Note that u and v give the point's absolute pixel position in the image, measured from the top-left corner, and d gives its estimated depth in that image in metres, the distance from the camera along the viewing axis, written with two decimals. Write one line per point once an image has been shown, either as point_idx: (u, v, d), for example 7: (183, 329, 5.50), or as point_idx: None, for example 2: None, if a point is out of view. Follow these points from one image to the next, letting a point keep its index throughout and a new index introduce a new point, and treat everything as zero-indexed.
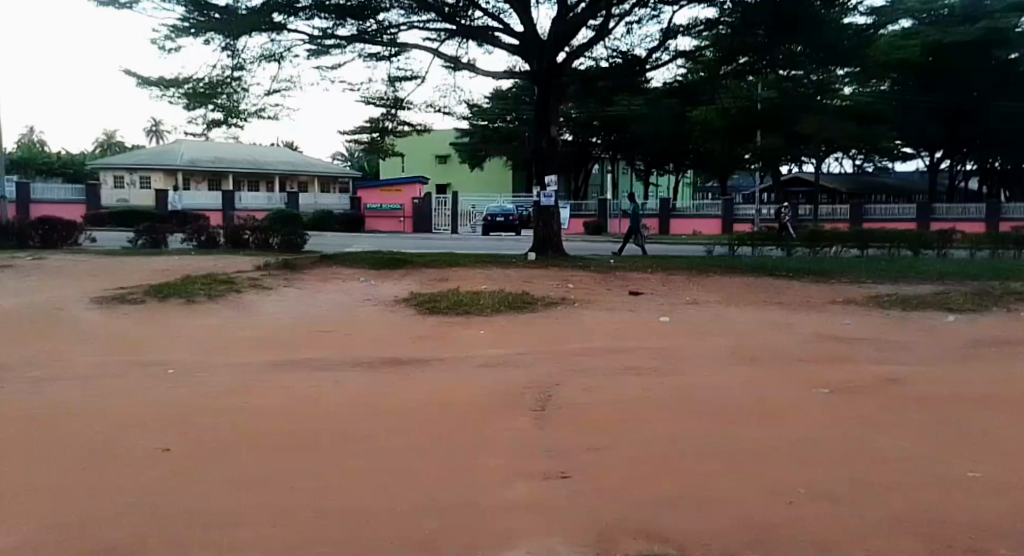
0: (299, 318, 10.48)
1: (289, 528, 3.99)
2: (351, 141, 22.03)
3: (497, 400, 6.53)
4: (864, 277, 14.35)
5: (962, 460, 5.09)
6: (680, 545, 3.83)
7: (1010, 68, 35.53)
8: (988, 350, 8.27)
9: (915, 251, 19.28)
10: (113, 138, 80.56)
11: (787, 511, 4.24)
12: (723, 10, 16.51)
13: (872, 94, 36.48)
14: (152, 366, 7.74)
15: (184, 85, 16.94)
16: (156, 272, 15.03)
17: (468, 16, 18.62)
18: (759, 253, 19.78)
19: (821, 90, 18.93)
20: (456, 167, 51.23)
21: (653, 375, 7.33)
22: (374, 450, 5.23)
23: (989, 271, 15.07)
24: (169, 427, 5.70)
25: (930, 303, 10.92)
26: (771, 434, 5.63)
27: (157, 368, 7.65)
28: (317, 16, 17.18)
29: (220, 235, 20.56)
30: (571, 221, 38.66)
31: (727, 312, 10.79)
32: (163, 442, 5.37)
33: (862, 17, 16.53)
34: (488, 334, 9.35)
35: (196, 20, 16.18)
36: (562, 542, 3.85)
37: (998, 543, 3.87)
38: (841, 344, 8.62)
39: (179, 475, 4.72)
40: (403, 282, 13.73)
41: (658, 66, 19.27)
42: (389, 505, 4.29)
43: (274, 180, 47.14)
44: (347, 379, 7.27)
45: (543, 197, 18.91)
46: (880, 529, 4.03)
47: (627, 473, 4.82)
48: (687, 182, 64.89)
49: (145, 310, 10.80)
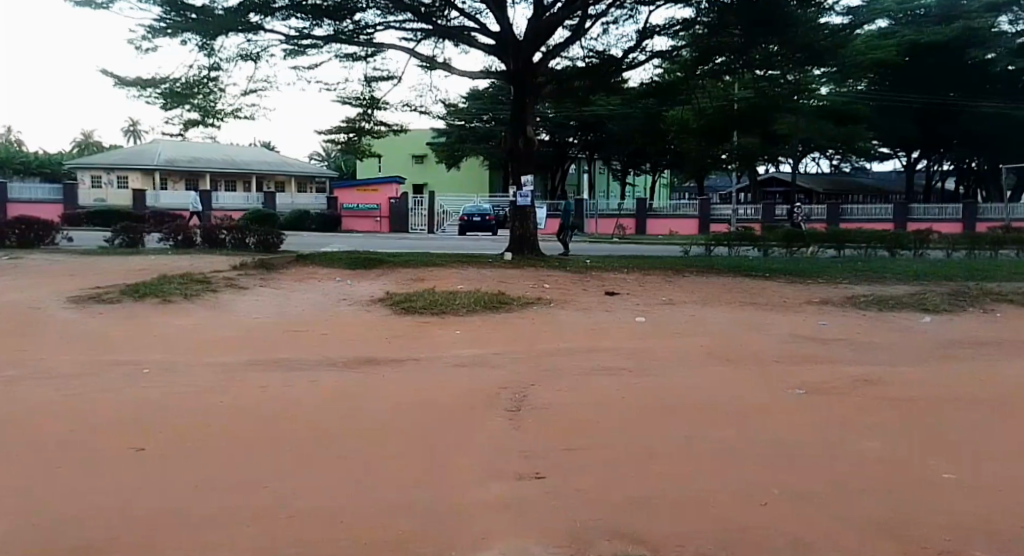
0: (275, 318, 10.26)
1: (262, 528, 3.84)
2: (327, 141, 21.74)
3: (470, 400, 6.43)
4: (841, 277, 14.50)
5: (934, 460, 5.09)
6: (655, 546, 3.75)
7: (985, 68, 36.12)
8: (963, 350, 8.32)
9: (891, 251, 19.48)
10: (91, 138, 79.37)
11: (764, 512, 4.18)
12: (699, 10, 16.63)
13: (848, 94, 37.03)
14: (125, 366, 7.51)
15: (161, 85, 16.59)
16: (132, 272, 14.64)
17: (444, 16, 18.44)
18: (735, 253, 19.84)
19: (797, 90, 19.02)
20: (434, 166, 51.04)
21: (628, 376, 7.27)
22: (346, 450, 5.07)
23: (963, 271, 15.32)
24: (140, 426, 5.50)
25: (906, 303, 11.00)
26: (742, 434, 5.58)
27: (130, 368, 7.41)
28: (294, 16, 16.90)
29: (197, 235, 20.19)
30: (548, 221, 38.66)
31: (703, 312, 10.80)
32: (136, 441, 5.18)
33: (839, 17, 16.59)
34: (463, 334, 9.24)
35: (173, 20, 15.85)
36: (538, 542, 3.75)
37: (971, 543, 3.84)
38: (815, 345, 8.64)
39: (151, 475, 4.54)
40: (379, 283, 13.55)
41: (634, 66, 19.22)
42: (362, 506, 4.15)
43: (251, 179, 46.53)
44: (323, 379, 7.09)
45: (518, 197, 18.79)
46: (855, 530, 3.98)
47: (602, 474, 4.72)
48: (664, 182, 65.04)
49: (118, 310, 10.51)
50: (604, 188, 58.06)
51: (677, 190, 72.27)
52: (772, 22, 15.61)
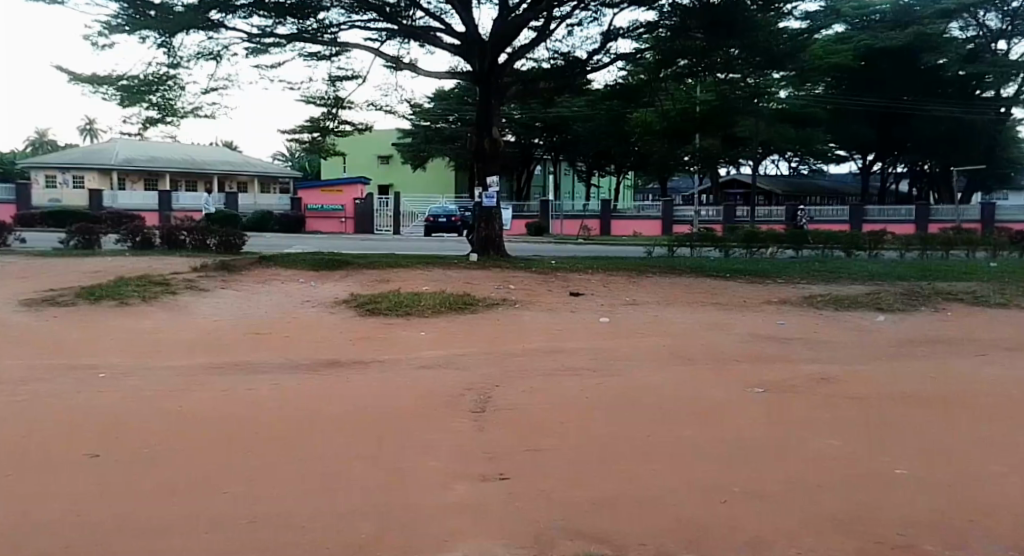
0: (238, 320, 10.15)
1: (220, 533, 3.78)
2: (291, 141, 21.46)
3: (433, 401, 6.41)
4: (799, 277, 14.73)
5: (888, 457, 5.19)
6: (617, 546, 3.76)
7: (938, 72, 37.13)
8: (918, 350, 8.45)
9: (847, 252, 19.86)
10: (45, 138, 77.52)
11: (724, 511, 4.22)
12: (662, 13, 16.83)
13: (806, 98, 38.02)
14: (81, 370, 7.34)
15: (118, 82, 16.25)
16: (88, 273, 14.32)
17: (409, 16, 18.36)
18: (696, 253, 20.05)
19: (757, 94, 19.25)
20: (398, 167, 50.82)
21: (592, 376, 7.32)
22: (310, 455, 4.99)
23: (916, 271, 15.67)
24: (95, 432, 5.41)
25: (861, 303, 11.17)
26: (701, 433, 5.63)
27: (84, 373, 7.23)
28: (256, 14, 16.66)
29: (156, 236, 19.84)
30: (513, 222, 38.79)
31: (666, 313, 10.92)
32: (91, 448, 5.05)
33: (797, 22, 17.05)
34: (428, 335, 9.23)
35: (130, 17, 15.49)
36: (500, 543, 3.75)
37: (924, 539, 3.92)
38: (774, 344, 8.73)
39: (103, 481, 4.45)
40: (343, 284, 13.48)
41: (598, 68, 19.33)
42: (326, 510, 4.10)
43: (212, 179, 45.74)
44: (285, 382, 7.02)
45: (484, 198, 18.74)
46: (811, 527, 4.04)
47: (568, 475, 4.73)
48: (628, 184, 65.64)
49: (72, 314, 10.30)
50: (569, 189, 58.41)
51: (641, 191, 73.09)
52: (734, 26, 15.88)
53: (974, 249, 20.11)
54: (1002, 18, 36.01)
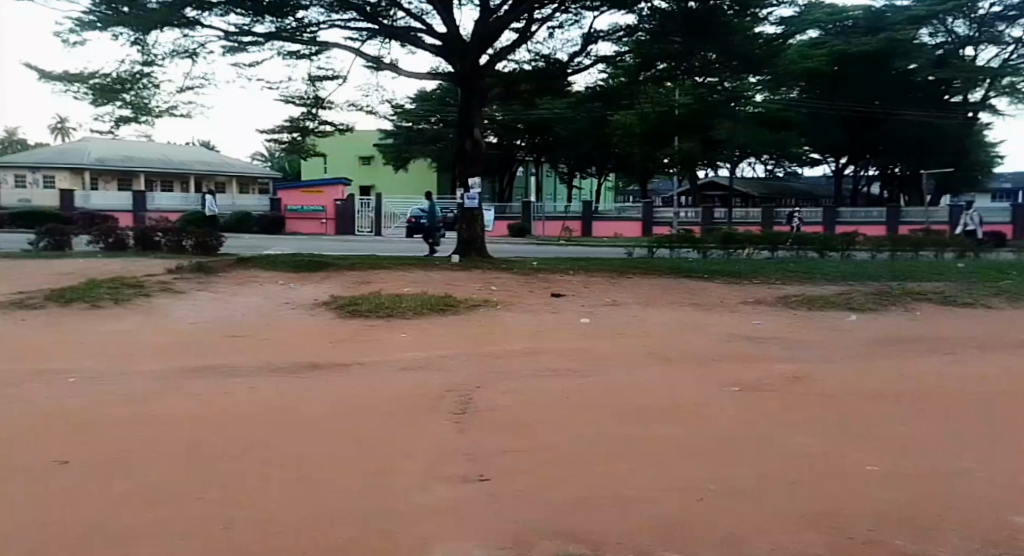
0: (216, 323, 10.13)
1: (195, 539, 3.82)
2: (270, 141, 21.36)
3: (413, 403, 6.48)
4: (773, 277, 14.99)
5: (859, 453, 5.34)
6: (594, 546, 3.85)
7: (908, 78, 37.70)
8: (888, 349, 8.63)
9: (820, 253, 20.20)
10: (14, 136, 76.40)
11: (701, 507, 4.34)
12: (641, 16, 16.92)
13: (782, 102, 38.88)
14: (50, 375, 7.31)
15: (89, 80, 16.14)
16: (59, 276, 14.19)
17: (389, 16, 18.41)
18: (676, 255, 20.27)
19: (734, 98, 19.44)
20: (380, 167, 50.80)
21: (572, 376, 7.44)
22: (289, 459, 5.04)
23: (885, 271, 16.04)
24: (65, 438, 5.40)
25: (834, 303, 11.37)
26: (679, 432, 5.75)
27: (54, 378, 7.19)
28: (232, 11, 16.61)
29: (129, 237, 19.69)
30: (496, 223, 38.89)
31: (645, 313, 11.07)
32: (60, 455, 5.05)
33: (773, 28, 17.29)
34: (410, 336, 9.30)
35: (102, 14, 15.36)
36: (478, 544, 3.82)
37: (893, 534, 4.04)
38: (750, 344, 8.88)
39: (75, 489, 4.46)
40: (323, 285, 13.48)
41: (579, 70, 19.48)
42: (300, 515, 4.15)
43: (188, 180, 45.35)
44: (262, 385, 7.05)
45: (466, 199, 18.78)
46: (785, 523, 4.16)
47: (546, 475, 4.82)
48: (609, 187, 66.05)
49: (41, 317, 10.22)
50: (551, 191, 58.72)
51: (620, 193, 73.76)
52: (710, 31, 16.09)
53: (943, 250, 20.53)
54: (969, 25, 35.84)
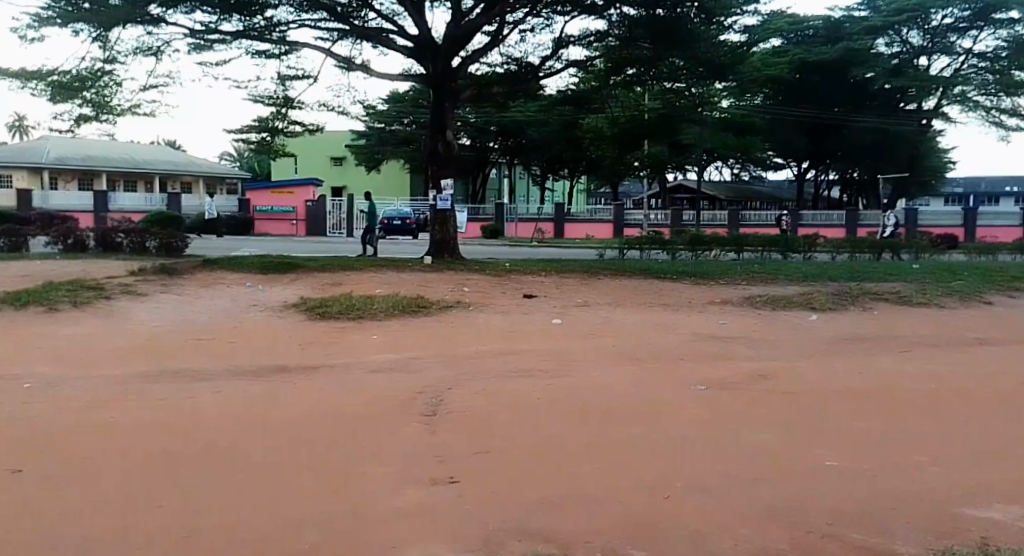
0: (182, 326, 10.11)
1: (162, 547, 3.88)
2: (239, 142, 21.27)
3: (385, 405, 6.59)
4: (735, 277, 15.38)
5: (819, 449, 5.55)
6: (562, 545, 3.99)
7: (864, 85, 38.75)
8: (847, 346, 8.91)
9: (783, 254, 20.72)
10: None
11: (665, 505, 4.52)
12: (610, 22, 17.14)
13: (747, 106, 39.53)
14: (6, 381, 7.26)
15: (48, 77, 15.98)
16: (16, 278, 14.02)
17: (360, 17, 18.48)
18: (646, 257, 20.48)
19: (702, 103, 19.76)
20: (352, 169, 50.68)
21: (543, 376, 7.59)
22: (260, 464, 5.11)
23: (841, 271, 16.61)
24: (22, 446, 5.40)
25: (797, 303, 11.66)
26: (645, 431, 5.93)
27: (11, 384, 7.15)
28: (198, 9, 16.54)
29: (90, 237, 19.47)
30: (469, 225, 38.99)
31: (615, 313, 11.29)
32: (16, 464, 5.04)
33: (737, 35, 17.72)
34: (382, 338, 9.39)
35: (62, 10, 15.24)
36: (449, 546, 3.95)
37: (852, 528, 4.24)
38: (716, 343, 9.10)
39: (38, 498, 4.48)
40: (292, 286, 13.52)
41: (551, 73, 19.70)
42: (271, 521, 4.23)
43: (153, 180, 44.75)
44: (227, 390, 7.07)
45: (438, 201, 18.84)
46: (745, 518, 4.35)
47: (513, 476, 4.97)
48: (581, 189, 66.66)
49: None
50: (523, 193, 59.00)
51: (592, 195, 74.35)
52: (679, 38, 16.37)
53: (901, 251, 21.09)
54: (923, 36, 36.64)
